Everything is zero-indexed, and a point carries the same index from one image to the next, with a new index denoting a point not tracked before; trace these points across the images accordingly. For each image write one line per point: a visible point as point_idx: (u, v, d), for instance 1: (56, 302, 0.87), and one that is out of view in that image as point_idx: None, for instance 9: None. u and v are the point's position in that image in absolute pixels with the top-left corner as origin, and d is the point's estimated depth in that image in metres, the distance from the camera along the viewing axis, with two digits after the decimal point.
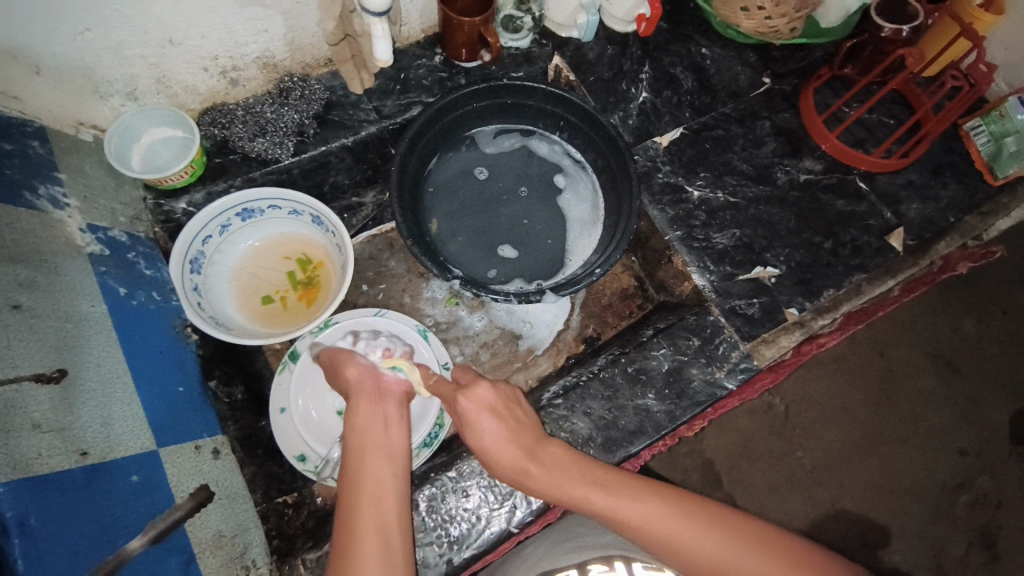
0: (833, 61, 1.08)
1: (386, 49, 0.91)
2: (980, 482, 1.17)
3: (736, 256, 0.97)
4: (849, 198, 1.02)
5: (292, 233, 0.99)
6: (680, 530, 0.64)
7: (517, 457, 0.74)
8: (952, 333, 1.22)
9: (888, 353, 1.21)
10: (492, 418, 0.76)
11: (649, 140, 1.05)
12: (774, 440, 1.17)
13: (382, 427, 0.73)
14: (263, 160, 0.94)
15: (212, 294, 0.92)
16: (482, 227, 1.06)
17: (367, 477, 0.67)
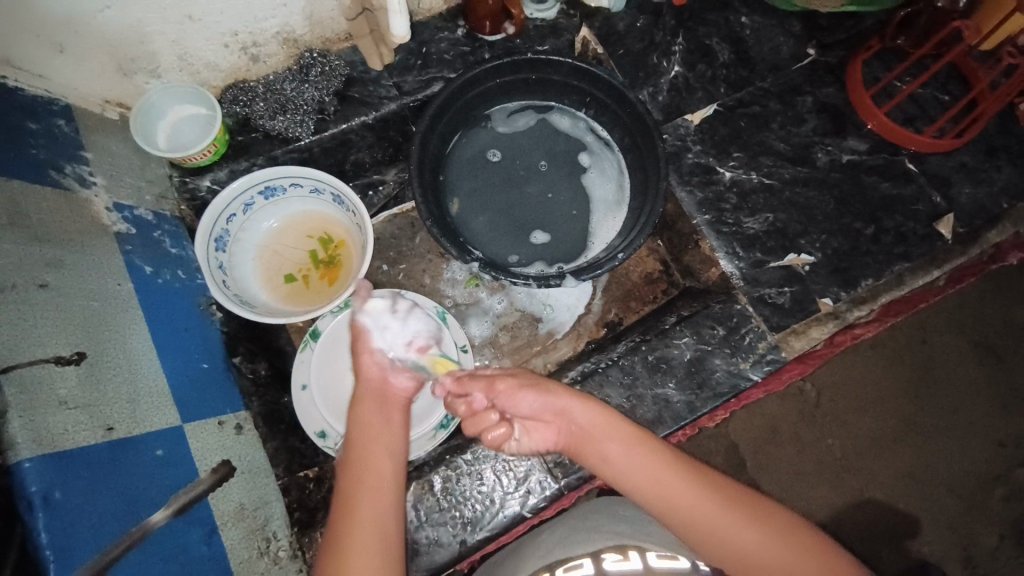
0: (884, 31, 1.00)
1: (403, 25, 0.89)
2: (1023, 479, 1.11)
3: (768, 242, 0.92)
4: (895, 180, 0.95)
5: (315, 212, 1.00)
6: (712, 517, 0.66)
7: (576, 418, 0.74)
8: (999, 325, 1.15)
9: (931, 341, 1.15)
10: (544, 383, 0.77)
11: (679, 117, 1.00)
12: (803, 428, 1.14)
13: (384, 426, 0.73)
14: (285, 138, 0.93)
15: (238, 271, 0.94)
16: (504, 207, 1.04)
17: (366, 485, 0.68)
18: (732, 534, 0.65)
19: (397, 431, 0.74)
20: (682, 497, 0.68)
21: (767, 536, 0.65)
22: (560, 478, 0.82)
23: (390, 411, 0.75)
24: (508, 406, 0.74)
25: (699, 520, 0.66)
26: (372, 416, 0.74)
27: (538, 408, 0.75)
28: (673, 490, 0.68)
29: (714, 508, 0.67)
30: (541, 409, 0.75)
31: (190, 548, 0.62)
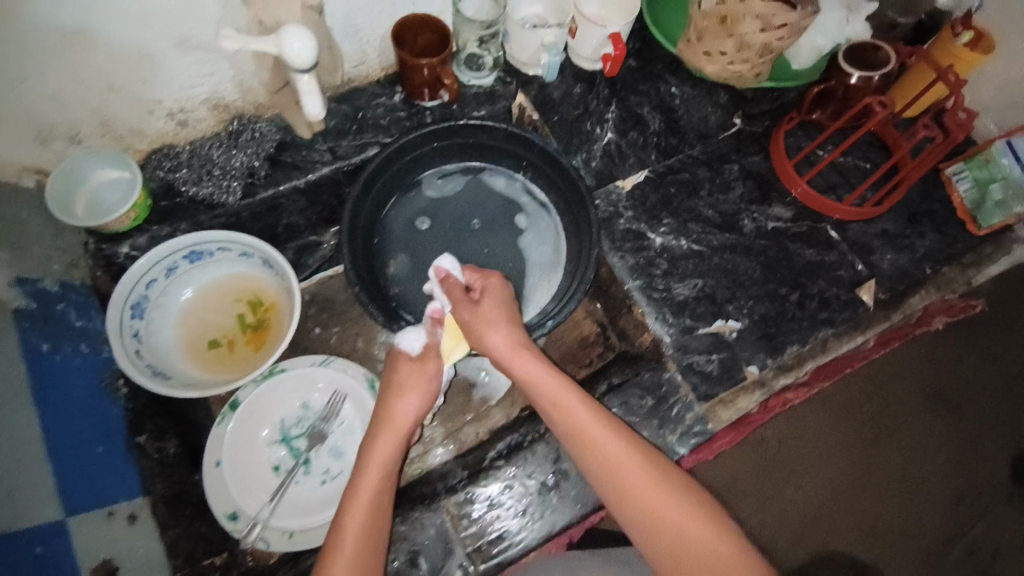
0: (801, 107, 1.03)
1: (315, 105, 0.85)
2: (977, 531, 1.11)
3: (697, 308, 0.93)
4: (819, 247, 0.98)
5: (243, 275, 0.98)
6: (655, 500, 0.68)
7: (510, 346, 0.79)
8: (946, 375, 1.16)
9: (885, 390, 1.15)
10: (498, 305, 0.83)
11: (612, 183, 1.02)
12: (760, 476, 1.12)
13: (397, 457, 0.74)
14: (210, 204, 0.92)
15: (156, 338, 0.91)
16: None
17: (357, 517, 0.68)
18: (657, 504, 0.68)
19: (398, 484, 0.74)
20: (599, 443, 0.71)
21: (668, 496, 0.68)
22: (477, 564, 0.78)
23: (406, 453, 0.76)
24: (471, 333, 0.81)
25: (653, 506, 0.68)
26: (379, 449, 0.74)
27: (479, 327, 0.81)
28: (592, 435, 0.72)
29: (625, 462, 0.70)
30: (482, 326, 0.80)
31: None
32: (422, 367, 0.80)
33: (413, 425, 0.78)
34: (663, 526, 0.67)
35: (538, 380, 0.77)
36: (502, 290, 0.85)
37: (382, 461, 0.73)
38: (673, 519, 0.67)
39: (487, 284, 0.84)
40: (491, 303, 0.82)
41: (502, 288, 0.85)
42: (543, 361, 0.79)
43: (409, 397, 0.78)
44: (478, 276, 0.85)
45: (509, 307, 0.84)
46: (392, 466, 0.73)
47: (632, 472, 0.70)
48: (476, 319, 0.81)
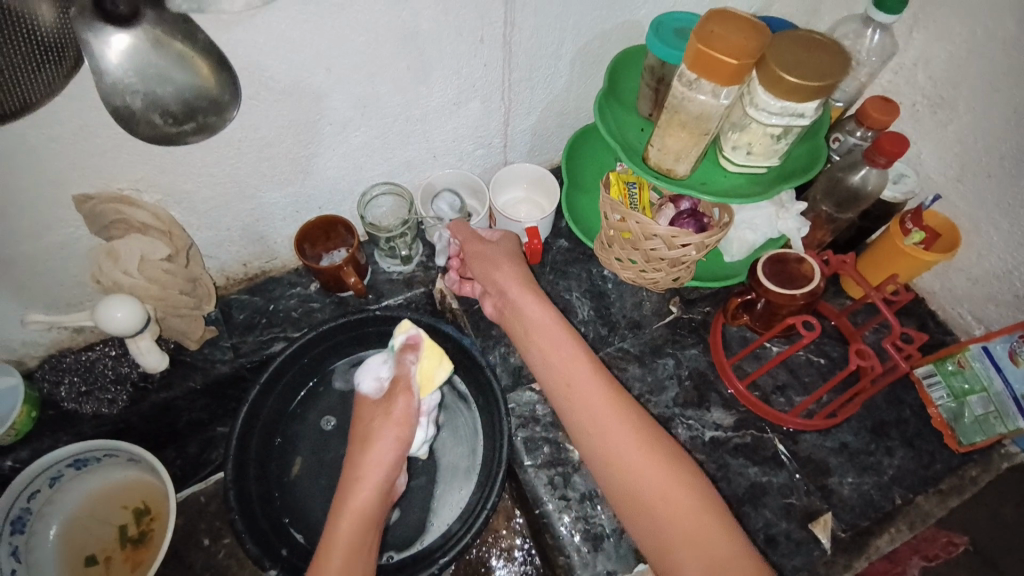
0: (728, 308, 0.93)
1: (157, 358, 0.87)
2: None
3: (618, 545, 0.80)
4: (765, 465, 0.85)
5: (132, 480, 0.92)
6: (623, 439, 0.70)
7: (519, 295, 0.81)
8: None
9: None
10: (514, 253, 0.86)
11: (531, 383, 0.93)
12: None
13: (394, 434, 0.76)
14: (97, 414, 0.87)
15: (36, 552, 0.86)
16: None
17: (354, 522, 0.70)
18: (624, 450, 0.70)
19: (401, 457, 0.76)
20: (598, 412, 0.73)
21: (638, 445, 0.70)
22: None
23: (401, 458, 0.76)
24: (482, 271, 0.85)
25: (617, 441, 0.70)
26: (375, 426, 0.76)
27: (491, 263, 0.85)
28: (574, 374, 0.76)
29: (619, 428, 0.71)
30: (495, 274, 0.84)
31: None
32: (392, 406, 0.77)
33: (399, 457, 0.76)
34: (631, 474, 0.69)
35: (553, 353, 0.78)
36: (513, 245, 0.88)
37: (374, 465, 0.74)
38: (643, 469, 0.68)
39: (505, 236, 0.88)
40: (513, 260, 0.85)
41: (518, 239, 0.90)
42: (550, 303, 0.82)
43: (386, 446, 0.75)
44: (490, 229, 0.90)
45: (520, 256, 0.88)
46: (384, 462, 0.74)
47: (614, 424, 0.71)
48: (484, 261, 0.85)
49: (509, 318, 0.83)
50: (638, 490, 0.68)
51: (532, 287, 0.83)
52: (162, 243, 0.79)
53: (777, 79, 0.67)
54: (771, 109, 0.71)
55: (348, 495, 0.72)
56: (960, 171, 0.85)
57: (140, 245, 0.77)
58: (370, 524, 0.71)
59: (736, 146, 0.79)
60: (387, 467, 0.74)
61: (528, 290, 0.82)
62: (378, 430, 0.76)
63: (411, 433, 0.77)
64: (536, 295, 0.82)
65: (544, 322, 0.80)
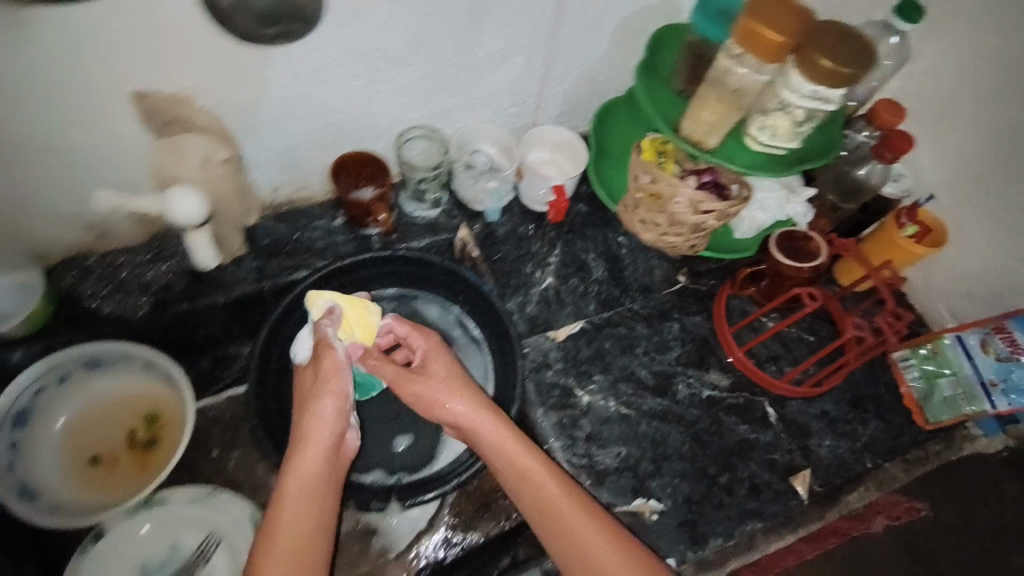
0: (736, 279, 1.02)
1: (211, 256, 0.88)
2: None
3: (617, 482, 0.87)
4: (754, 423, 0.93)
5: (144, 387, 0.92)
6: (561, 505, 0.75)
7: (461, 409, 0.81)
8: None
9: None
10: (441, 357, 0.84)
11: (544, 332, 0.98)
12: None
13: (326, 466, 0.74)
14: (119, 315, 0.88)
15: (38, 449, 0.87)
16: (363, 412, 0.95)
17: (286, 548, 0.68)
18: (563, 513, 0.74)
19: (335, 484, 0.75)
20: (544, 488, 0.76)
21: (569, 497, 0.76)
22: None
23: (337, 472, 0.76)
24: (421, 390, 0.82)
25: (550, 503, 0.75)
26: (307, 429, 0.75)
27: (434, 394, 0.82)
28: (511, 454, 0.78)
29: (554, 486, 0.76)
30: (436, 395, 0.81)
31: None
32: (326, 385, 0.77)
33: (335, 442, 0.76)
34: (568, 530, 0.74)
35: (479, 427, 0.80)
36: (444, 359, 0.85)
37: (302, 488, 0.72)
38: (578, 528, 0.74)
39: (428, 346, 0.85)
40: (442, 361, 0.84)
41: (442, 345, 0.86)
42: (481, 398, 0.82)
43: (326, 399, 0.76)
44: (409, 331, 0.86)
45: (456, 368, 0.85)
46: (314, 491, 0.73)
47: (544, 486, 0.76)
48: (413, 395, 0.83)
49: (424, 400, 0.83)
50: (568, 534, 0.73)
51: (466, 389, 0.82)
52: (212, 143, 0.80)
53: (812, 64, 0.73)
54: (803, 92, 0.77)
55: (276, 521, 0.70)
56: (956, 176, 0.94)
57: (202, 146, 0.79)
58: (316, 512, 0.72)
59: (765, 125, 0.84)
60: (325, 451, 0.75)
61: (456, 383, 0.82)
62: (309, 462, 0.73)
63: (345, 384, 0.77)
64: (465, 388, 0.82)
65: (488, 434, 0.80)
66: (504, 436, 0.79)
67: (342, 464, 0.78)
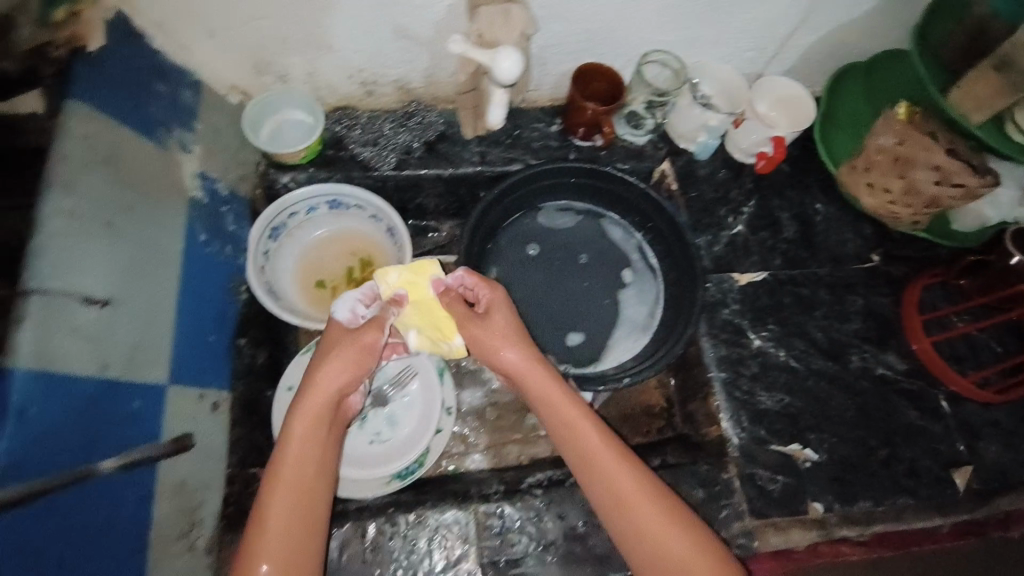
0: (950, 266, 0.99)
1: (500, 114, 0.97)
2: None
3: (775, 424, 0.90)
4: (924, 412, 0.93)
5: (366, 236, 1.06)
6: (637, 499, 0.72)
7: (517, 360, 0.81)
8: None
9: None
10: (508, 317, 0.83)
11: (727, 273, 1.01)
12: None
13: (321, 426, 0.74)
14: (367, 165, 1.00)
15: (279, 262, 1.01)
16: (544, 305, 1.05)
17: (286, 493, 0.69)
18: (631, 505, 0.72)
19: (331, 446, 0.75)
20: (592, 446, 0.76)
21: (632, 482, 0.73)
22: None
23: (336, 425, 0.77)
24: (474, 340, 0.82)
25: (619, 493, 0.73)
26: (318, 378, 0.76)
27: (490, 341, 0.81)
28: (583, 439, 0.77)
29: (611, 458, 0.75)
30: (494, 341, 0.81)
31: (95, 514, 0.60)
32: (358, 337, 0.78)
33: (338, 395, 0.77)
34: (637, 530, 0.71)
35: (541, 394, 0.80)
36: (510, 311, 0.83)
37: (301, 446, 0.72)
38: (647, 525, 0.71)
39: (492, 297, 0.84)
40: (504, 312, 0.82)
41: (508, 299, 0.84)
42: (536, 359, 0.81)
43: (332, 368, 0.76)
44: (477, 285, 0.83)
45: (515, 320, 0.83)
46: (316, 447, 0.73)
47: (605, 455, 0.75)
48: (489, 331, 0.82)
49: (477, 348, 0.83)
50: (621, 503, 0.72)
51: (524, 344, 0.82)
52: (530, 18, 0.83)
53: None
54: None
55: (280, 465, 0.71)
56: None
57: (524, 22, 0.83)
58: (315, 469, 0.72)
59: None
60: (329, 402, 0.75)
61: (512, 338, 0.82)
62: (310, 410, 0.74)
63: (371, 354, 0.79)
64: (527, 346, 0.82)
65: (545, 393, 0.80)
66: (568, 402, 0.79)
67: (338, 422, 0.78)
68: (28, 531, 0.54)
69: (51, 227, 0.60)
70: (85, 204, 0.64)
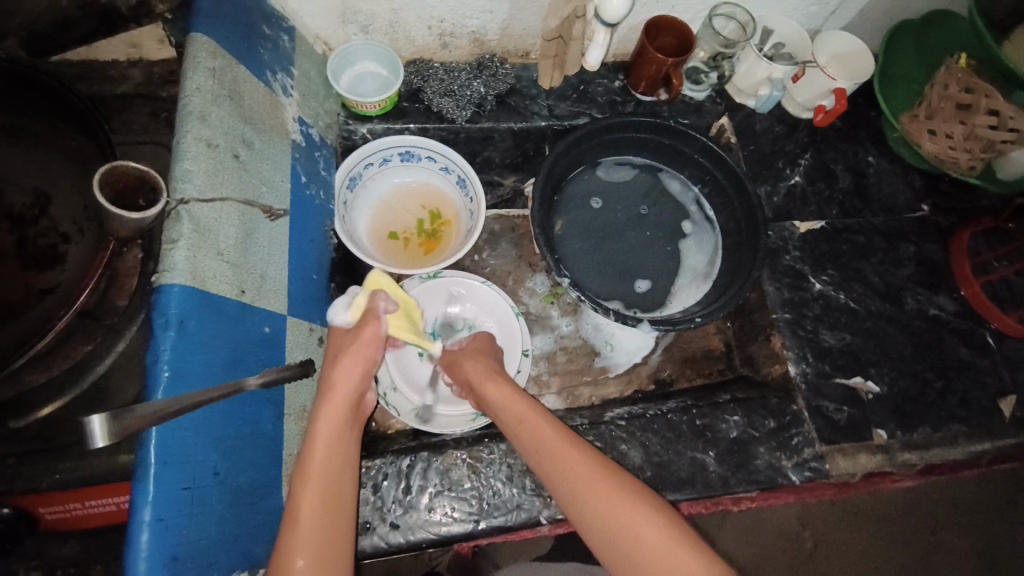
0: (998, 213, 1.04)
1: (597, 56, 1.04)
2: None
3: (839, 360, 0.96)
4: (974, 348, 0.99)
5: (436, 188, 1.09)
6: (625, 508, 0.65)
7: (487, 382, 0.83)
8: (1009, 543, 1.24)
9: (937, 534, 1.24)
10: (480, 347, 0.92)
11: (788, 221, 1.06)
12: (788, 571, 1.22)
13: (349, 422, 0.69)
14: (441, 116, 1.02)
15: (355, 212, 1.03)
16: (608, 256, 1.11)
17: (315, 490, 0.63)
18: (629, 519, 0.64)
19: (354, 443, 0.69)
20: (543, 432, 0.74)
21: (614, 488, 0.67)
22: None
23: (357, 422, 0.71)
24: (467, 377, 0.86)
25: (601, 500, 0.67)
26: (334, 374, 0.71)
27: (469, 369, 0.87)
28: (539, 428, 0.75)
29: (571, 453, 0.72)
30: (470, 367, 0.87)
31: (241, 428, 0.64)
32: (362, 334, 0.74)
33: (358, 394, 0.71)
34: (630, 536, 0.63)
35: (512, 412, 0.78)
36: (487, 342, 0.94)
37: (330, 438, 0.67)
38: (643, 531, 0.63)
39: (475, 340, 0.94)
40: (485, 345, 0.92)
41: (489, 340, 0.95)
42: (506, 380, 0.83)
43: (352, 364, 0.72)
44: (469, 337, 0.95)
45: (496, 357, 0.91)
46: (339, 443, 0.67)
47: (585, 469, 0.70)
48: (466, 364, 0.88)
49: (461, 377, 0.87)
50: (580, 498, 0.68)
51: (494, 369, 0.85)
52: None
53: None
54: None
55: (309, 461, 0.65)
56: None
57: None
58: (344, 465, 0.66)
59: None
60: (349, 397, 0.70)
61: (494, 366, 0.87)
62: (332, 406, 0.68)
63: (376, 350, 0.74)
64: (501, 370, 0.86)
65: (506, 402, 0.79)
66: (510, 398, 0.79)
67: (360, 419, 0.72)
68: (193, 434, 0.58)
69: (193, 153, 0.63)
70: (219, 135, 0.67)
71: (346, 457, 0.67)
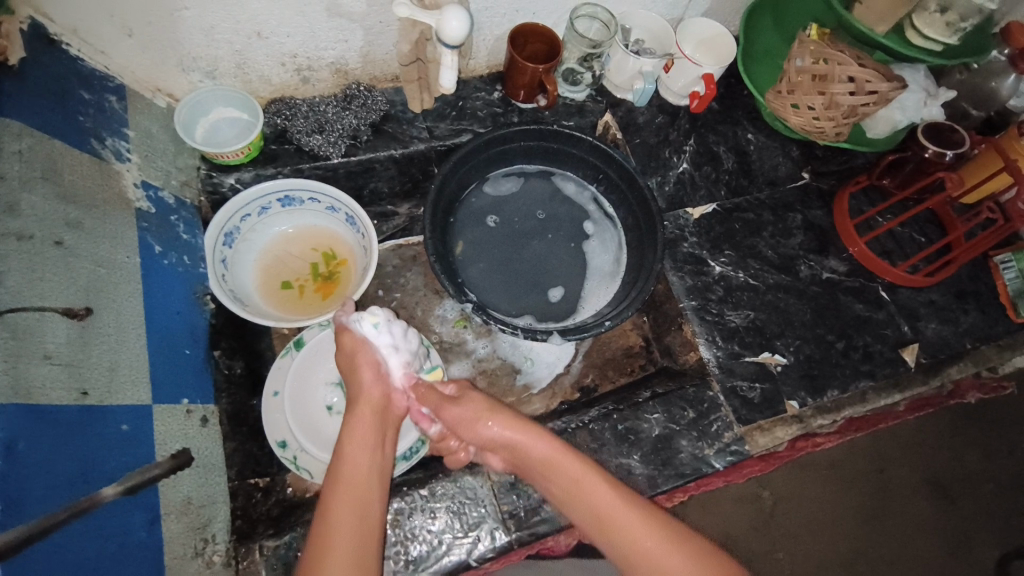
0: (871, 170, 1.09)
1: (451, 79, 0.94)
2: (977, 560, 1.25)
3: (746, 337, 0.97)
4: (868, 304, 1.03)
5: (325, 228, 1.02)
6: (654, 546, 0.67)
7: (504, 433, 0.76)
8: (954, 468, 1.30)
9: (887, 471, 1.28)
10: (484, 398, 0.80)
11: (680, 209, 1.08)
12: (754, 532, 1.22)
13: (374, 436, 0.75)
14: (315, 155, 0.97)
15: (237, 269, 0.95)
16: (515, 270, 1.09)
17: (348, 490, 0.69)
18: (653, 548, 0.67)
19: (382, 454, 0.74)
20: (596, 496, 0.72)
21: (643, 525, 0.69)
22: (511, 531, 0.81)
23: (382, 429, 0.77)
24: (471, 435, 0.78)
25: (620, 523, 0.70)
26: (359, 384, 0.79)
27: (468, 426, 0.77)
28: (564, 468, 0.74)
29: (585, 470, 0.73)
30: (472, 421, 0.77)
31: (105, 544, 0.57)
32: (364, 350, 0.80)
33: (381, 397, 0.79)
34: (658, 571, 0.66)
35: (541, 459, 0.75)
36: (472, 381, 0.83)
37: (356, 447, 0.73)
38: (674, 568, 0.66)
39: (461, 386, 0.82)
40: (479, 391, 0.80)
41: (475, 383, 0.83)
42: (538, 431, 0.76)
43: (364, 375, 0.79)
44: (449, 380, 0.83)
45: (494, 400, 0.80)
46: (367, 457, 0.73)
47: (609, 503, 0.71)
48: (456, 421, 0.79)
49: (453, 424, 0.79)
50: (602, 523, 0.70)
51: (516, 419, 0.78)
52: None
53: None
54: None
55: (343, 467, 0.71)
56: None
57: None
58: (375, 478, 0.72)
59: (926, 20, 0.92)
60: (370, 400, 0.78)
61: (521, 425, 0.77)
62: (361, 407, 0.78)
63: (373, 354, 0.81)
64: (528, 426, 0.76)
65: (543, 454, 0.75)
66: (483, 413, 0.78)
67: (386, 423, 0.78)
68: (44, 567, 0.51)
69: (1, 250, 0.58)
70: (33, 224, 0.61)
71: (377, 468, 0.72)
